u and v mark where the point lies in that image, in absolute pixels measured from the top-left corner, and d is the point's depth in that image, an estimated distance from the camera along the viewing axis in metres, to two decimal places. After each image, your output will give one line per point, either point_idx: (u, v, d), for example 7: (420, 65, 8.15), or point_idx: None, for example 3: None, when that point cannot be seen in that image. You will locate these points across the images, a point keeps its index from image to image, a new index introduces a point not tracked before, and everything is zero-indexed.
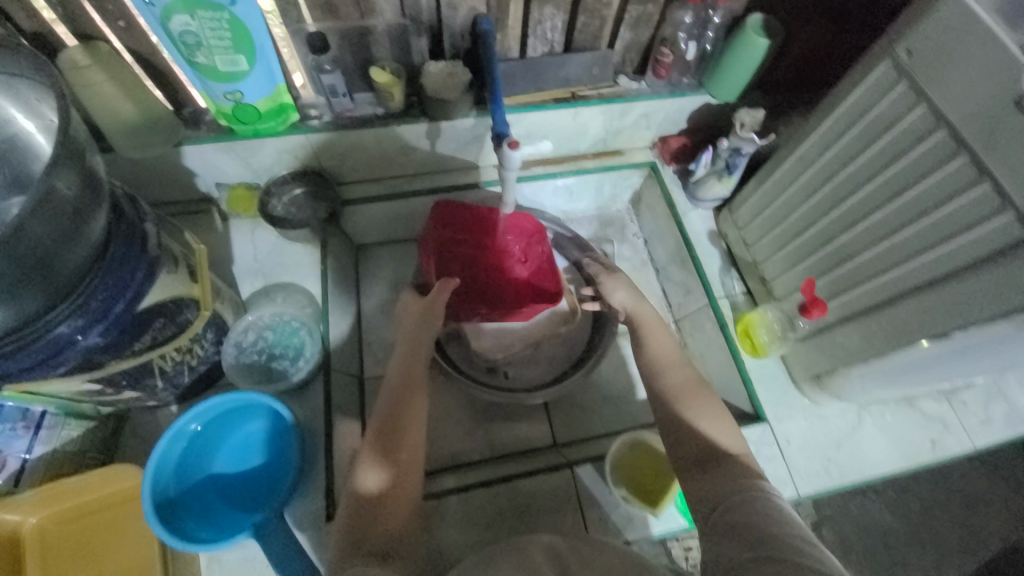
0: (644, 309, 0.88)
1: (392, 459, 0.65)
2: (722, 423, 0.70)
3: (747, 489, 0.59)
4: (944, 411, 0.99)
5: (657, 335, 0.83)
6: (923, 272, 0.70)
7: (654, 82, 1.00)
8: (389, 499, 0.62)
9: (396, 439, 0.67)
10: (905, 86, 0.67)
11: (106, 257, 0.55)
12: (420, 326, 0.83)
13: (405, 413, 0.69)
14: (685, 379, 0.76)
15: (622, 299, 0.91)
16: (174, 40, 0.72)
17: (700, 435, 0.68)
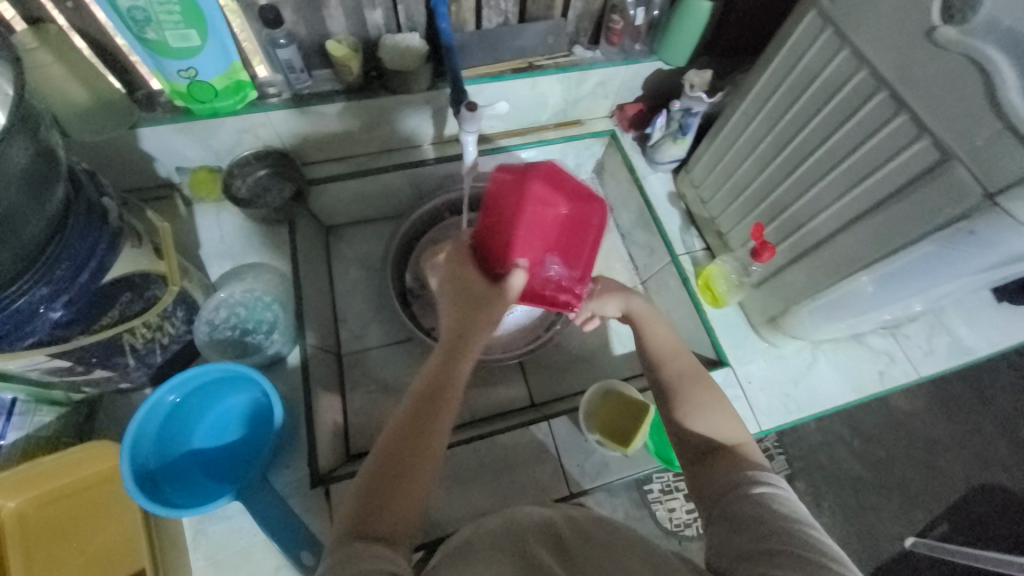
0: (642, 306, 0.81)
1: (413, 450, 0.57)
2: (726, 421, 0.66)
3: (751, 478, 0.56)
4: (890, 345, 1.01)
5: (657, 329, 0.77)
6: (846, 212, 0.72)
7: (608, 49, 1.04)
8: (402, 494, 0.55)
9: (423, 427, 0.59)
10: (830, 32, 0.68)
11: (65, 231, 0.57)
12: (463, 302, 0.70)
13: (442, 399, 0.61)
14: (693, 370, 0.72)
15: (616, 304, 0.82)
16: (123, 17, 0.73)
17: (695, 432, 0.65)
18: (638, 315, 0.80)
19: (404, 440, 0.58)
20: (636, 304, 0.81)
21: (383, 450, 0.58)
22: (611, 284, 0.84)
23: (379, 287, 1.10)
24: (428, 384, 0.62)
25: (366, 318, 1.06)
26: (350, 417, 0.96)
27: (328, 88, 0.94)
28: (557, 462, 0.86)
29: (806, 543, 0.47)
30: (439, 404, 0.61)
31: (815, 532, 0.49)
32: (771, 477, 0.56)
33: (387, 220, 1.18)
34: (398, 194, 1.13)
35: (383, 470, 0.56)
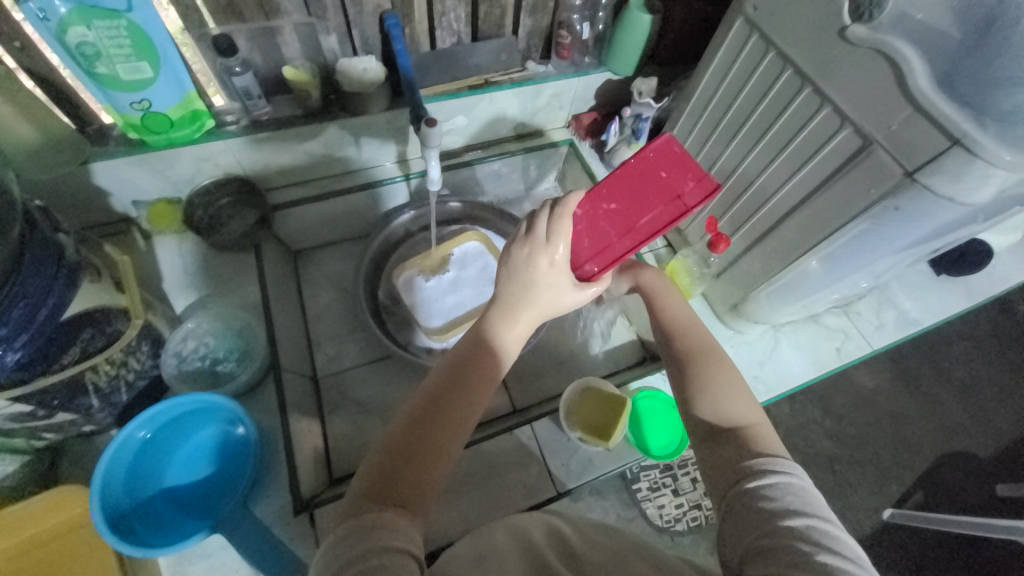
0: (653, 277, 0.81)
1: (424, 443, 0.56)
2: (733, 399, 0.64)
3: (760, 465, 0.53)
4: (844, 323, 1.07)
5: (671, 302, 0.77)
6: (788, 201, 0.77)
7: (559, 63, 1.10)
8: (409, 491, 0.53)
9: (437, 419, 0.57)
10: (756, 37, 0.75)
11: (22, 267, 0.56)
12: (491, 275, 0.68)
13: (465, 383, 0.60)
14: (705, 345, 0.70)
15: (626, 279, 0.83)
16: (71, 52, 0.72)
17: (705, 416, 0.63)
18: (651, 285, 0.80)
19: (416, 433, 0.56)
20: (649, 276, 0.81)
21: (392, 441, 0.56)
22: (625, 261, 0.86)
23: (352, 307, 1.09)
24: (441, 374, 0.61)
25: (341, 339, 1.05)
26: (331, 441, 0.94)
27: (288, 113, 0.94)
28: (543, 463, 0.87)
29: (815, 546, 0.45)
30: (463, 388, 0.60)
31: (828, 530, 0.47)
32: (785, 464, 0.53)
33: (355, 241, 1.18)
34: (366, 213, 1.14)
35: (392, 464, 0.54)
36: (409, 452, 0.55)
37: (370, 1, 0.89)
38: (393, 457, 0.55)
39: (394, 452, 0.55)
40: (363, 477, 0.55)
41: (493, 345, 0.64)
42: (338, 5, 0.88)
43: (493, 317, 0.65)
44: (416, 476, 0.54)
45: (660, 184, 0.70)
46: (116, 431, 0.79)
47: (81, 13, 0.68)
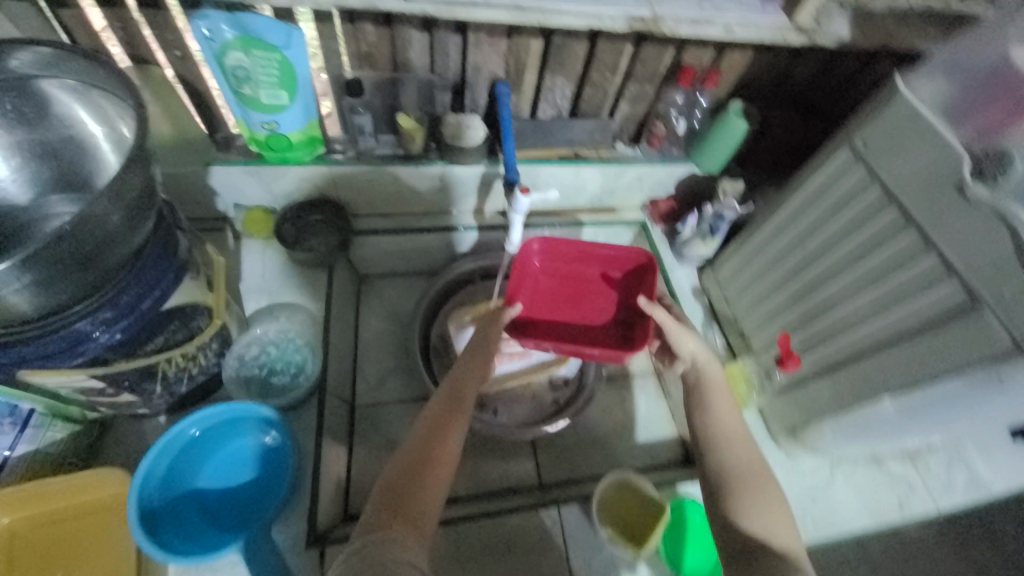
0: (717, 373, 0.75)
1: (426, 470, 0.64)
2: (776, 520, 0.63)
3: None
4: (909, 472, 0.99)
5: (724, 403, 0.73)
6: (875, 337, 0.75)
7: (648, 150, 1.13)
8: (416, 506, 0.61)
9: (435, 452, 0.66)
10: (862, 170, 0.74)
11: (142, 259, 0.61)
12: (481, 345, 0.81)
13: (449, 417, 0.70)
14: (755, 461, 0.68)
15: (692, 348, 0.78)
16: (226, 73, 0.81)
17: (748, 530, 0.62)
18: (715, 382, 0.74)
19: (419, 458, 0.65)
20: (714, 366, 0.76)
21: (401, 463, 0.65)
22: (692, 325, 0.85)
23: (401, 340, 1.11)
24: (438, 414, 0.70)
25: (384, 371, 1.07)
26: (354, 473, 0.93)
27: (389, 153, 1.01)
28: (565, 554, 0.82)
29: None
30: (446, 420, 0.70)
31: None
32: None
33: (417, 276, 1.21)
34: (434, 253, 1.18)
35: (403, 483, 0.63)
36: (415, 472, 0.63)
37: (486, 69, 0.95)
38: (401, 477, 0.63)
39: (402, 474, 0.64)
40: (379, 491, 0.63)
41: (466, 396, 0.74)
42: (459, 68, 0.95)
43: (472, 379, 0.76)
44: (423, 493, 0.62)
45: (620, 276, 0.98)
46: (163, 418, 0.82)
47: (243, 42, 0.77)
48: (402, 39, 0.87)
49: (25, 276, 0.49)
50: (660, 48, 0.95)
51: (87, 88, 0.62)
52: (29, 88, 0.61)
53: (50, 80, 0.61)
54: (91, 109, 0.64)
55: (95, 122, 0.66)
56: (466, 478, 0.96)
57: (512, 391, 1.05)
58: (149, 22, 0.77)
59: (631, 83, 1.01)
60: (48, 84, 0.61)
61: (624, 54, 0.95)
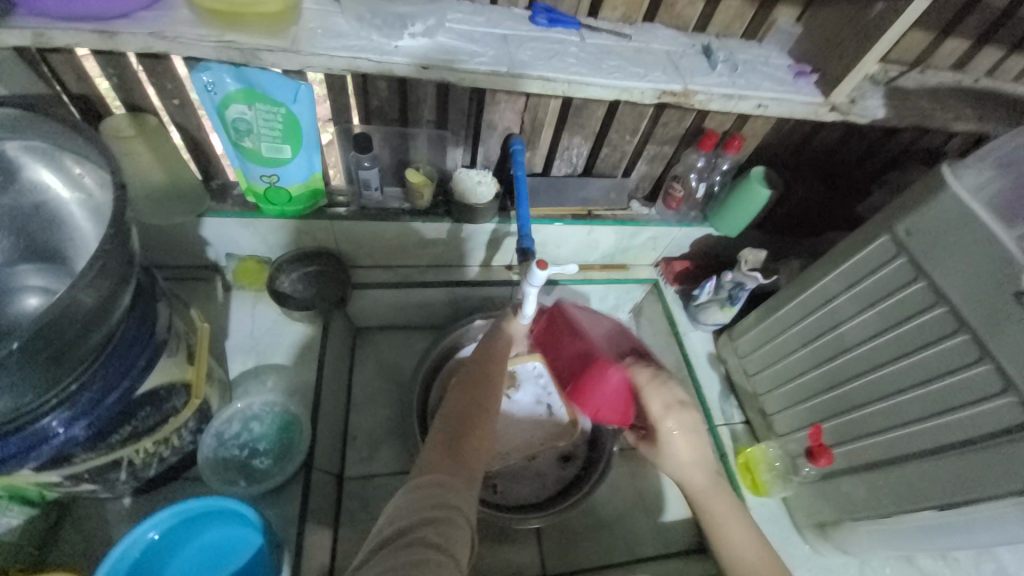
0: (714, 493, 0.70)
1: (472, 429, 0.64)
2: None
3: None
4: (942, 570, 0.91)
5: (734, 528, 0.68)
6: (926, 439, 0.69)
7: (664, 211, 1.07)
8: (470, 452, 0.61)
9: (474, 414, 0.66)
10: (904, 260, 0.70)
11: (113, 343, 0.54)
12: (490, 357, 0.76)
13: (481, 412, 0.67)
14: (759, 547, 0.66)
15: (682, 458, 0.71)
16: (226, 124, 0.76)
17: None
18: (710, 504, 0.69)
19: (461, 415, 0.66)
20: (707, 481, 0.70)
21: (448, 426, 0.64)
22: (691, 429, 0.72)
23: (396, 404, 1.03)
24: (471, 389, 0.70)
25: (378, 438, 0.98)
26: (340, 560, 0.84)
27: (395, 206, 0.95)
28: None
29: None
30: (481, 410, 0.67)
31: None
32: None
33: (417, 331, 1.14)
34: (436, 308, 1.11)
35: (454, 435, 0.63)
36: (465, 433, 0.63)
37: (501, 126, 0.91)
38: (447, 434, 0.63)
39: (450, 427, 0.64)
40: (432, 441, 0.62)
41: (495, 390, 0.71)
42: (474, 125, 0.90)
43: (494, 374, 0.73)
44: (475, 446, 0.63)
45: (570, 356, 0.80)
46: (128, 500, 0.75)
47: (246, 94, 0.72)
48: (417, 95, 0.83)
49: None
50: (685, 113, 0.90)
51: (50, 147, 0.57)
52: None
53: (13, 141, 0.56)
54: (58, 172, 0.59)
55: (61, 186, 0.60)
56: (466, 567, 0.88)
57: (518, 468, 0.98)
58: (145, 70, 0.72)
59: (650, 145, 0.97)
60: (12, 146, 0.56)
61: (646, 118, 0.91)
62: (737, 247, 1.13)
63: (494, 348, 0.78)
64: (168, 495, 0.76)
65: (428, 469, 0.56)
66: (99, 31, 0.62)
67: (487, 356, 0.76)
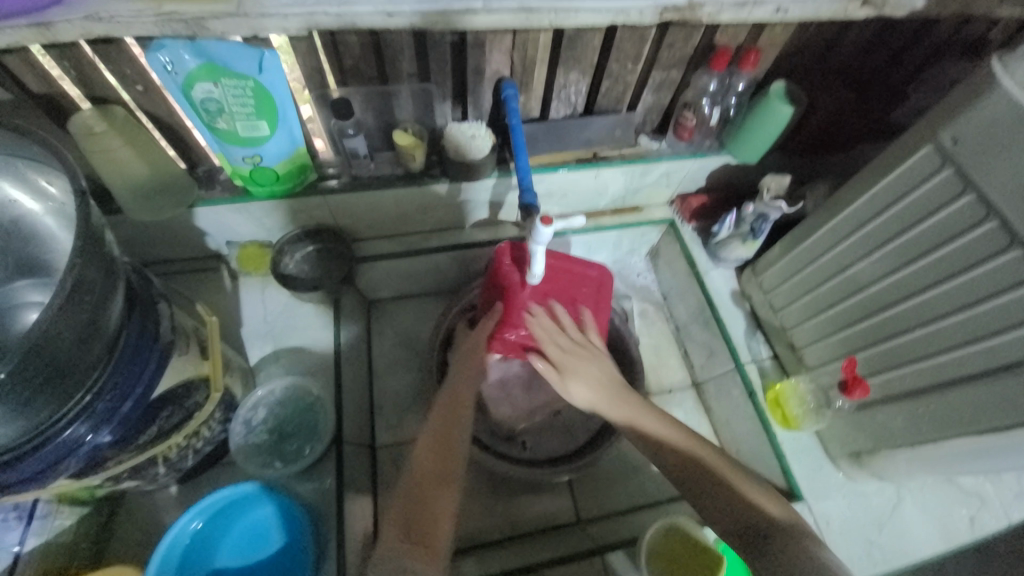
0: (614, 410, 0.72)
1: (430, 506, 0.63)
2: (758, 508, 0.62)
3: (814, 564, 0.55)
4: (981, 485, 0.91)
5: (643, 433, 0.70)
6: (975, 362, 0.65)
7: (676, 142, 0.99)
8: (429, 536, 0.60)
9: (434, 488, 0.65)
10: (950, 172, 0.63)
11: (119, 351, 0.54)
12: (451, 406, 0.74)
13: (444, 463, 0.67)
14: (683, 443, 0.68)
15: (585, 394, 0.74)
16: (195, 106, 0.71)
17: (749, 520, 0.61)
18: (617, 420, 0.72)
19: (422, 496, 0.64)
20: (608, 401, 0.73)
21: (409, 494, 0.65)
22: (580, 362, 0.77)
23: (418, 372, 1.03)
24: (435, 454, 0.68)
25: (404, 407, 1.00)
26: None
27: (388, 172, 0.90)
28: None
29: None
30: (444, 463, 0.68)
31: None
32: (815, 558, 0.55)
33: (430, 297, 1.12)
34: (446, 272, 1.08)
35: (411, 519, 0.62)
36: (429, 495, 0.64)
37: (489, 69, 0.82)
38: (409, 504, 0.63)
39: (405, 512, 0.63)
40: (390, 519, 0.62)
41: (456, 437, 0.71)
42: (459, 72, 0.82)
43: (453, 416, 0.73)
44: (436, 527, 0.61)
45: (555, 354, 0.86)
46: (175, 488, 0.80)
47: (208, 71, 0.67)
48: (392, 47, 0.75)
49: None
50: (692, 28, 0.80)
51: (8, 157, 0.55)
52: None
53: None
54: (19, 184, 0.57)
55: (26, 198, 0.58)
56: (502, 521, 0.91)
57: (546, 423, 0.99)
58: (100, 57, 0.67)
59: (655, 72, 0.87)
60: None
61: (649, 40, 0.81)
62: (758, 174, 1.05)
63: (450, 405, 0.75)
64: (210, 480, 0.81)
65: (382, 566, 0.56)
66: (35, 24, 0.59)
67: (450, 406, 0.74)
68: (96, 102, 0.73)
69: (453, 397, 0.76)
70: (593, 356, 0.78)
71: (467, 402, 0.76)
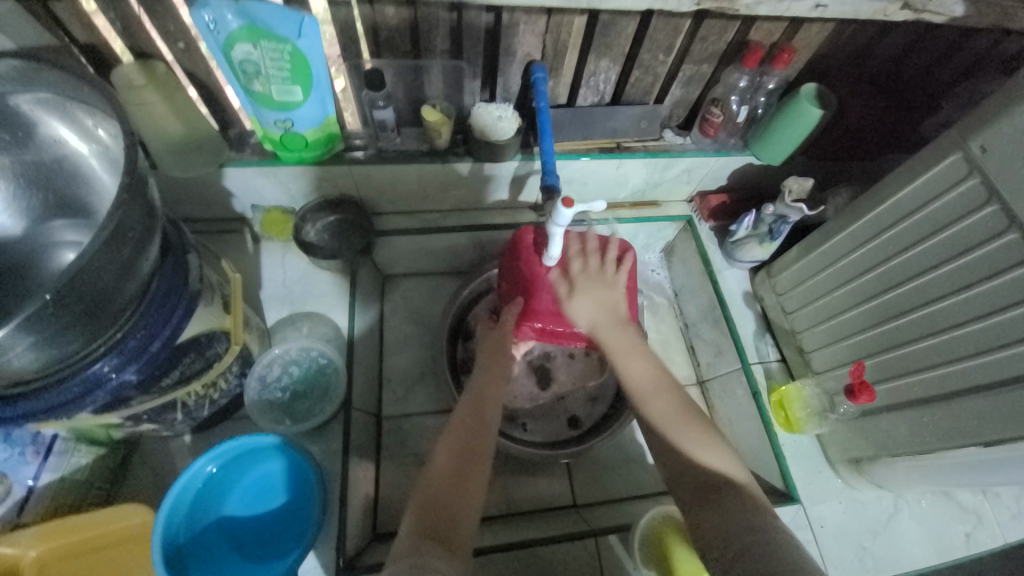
0: (611, 333, 0.77)
1: (453, 503, 0.61)
2: (708, 456, 0.64)
3: (757, 524, 0.55)
4: (979, 503, 0.91)
5: (632, 365, 0.74)
6: (985, 373, 0.65)
7: (700, 139, 0.98)
8: (451, 533, 0.57)
9: (457, 490, 0.62)
10: (976, 182, 0.63)
11: (150, 294, 0.57)
12: (475, 408, 0.72)
13: (470, 470, 0.64)
14: (670, 408, 0.70)
15: (586, 312, 0.79)
16: (234, 67, 0.72)
17: (704, 469, 0.63)
18: (611, 344, 0.77)
19: (443, 495, 0.61)
20: (607, 322, 0.78)
21: (435, 491, 0.62)
22: (592, 283, 0.81)
23: (428, 348, 1.05)
24: (458, 454, 0.65)
25: (411, 381, 1.02)
26: (381, 491, 0.91)
27: (414, 147, 0.91)
28: None
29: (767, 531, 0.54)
30: (471, 466, 0.65)
31: None
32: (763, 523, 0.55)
33: (444, 277, 1.13)
34: (463, 253, 1.09)
35: (434, 513, 0.59)
36: (454, 493, 0.62)
37: (521, 51, 0.83)
38: (437, 493, 0.61)
39: (426, 507, 0.60)
40: (413, 513, 0.60)
41: (483, 442, 0.68)
42: (491, 52, 0.83)
43: (479, 418, 0.71)
44: (457, 524, 0.59)
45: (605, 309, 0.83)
46: (188, 437, 0.83)
47: (250, 32, 0.68)
48: (427, 21, 0.76)
49: (29, 335, 0.45)
50: (728, 23, 0.80)
51: (62, 99, 0.59)
52: (7, 111, 0.58)
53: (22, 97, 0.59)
54: (69, 125, 0.61)
55: (76, 140, 0.62)
56: (500, 498, 0.93)
57: (549, 407, 1.00)
58: (146, 11, 0.69)
59: (686, 65, 0.87)
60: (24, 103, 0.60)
61: (683, 32, 0.81)
62: (781, 177, 1.04)
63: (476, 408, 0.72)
64: (222, 433, 0.84)
65: (403, 560, 0.52)
66: None
67: (472, 412, 0.71)
68: (138, 57, 0.75)
69: (476, 398, 0.74)
70: (609, 285, 0.81)
71: (492, 404, 0.73)
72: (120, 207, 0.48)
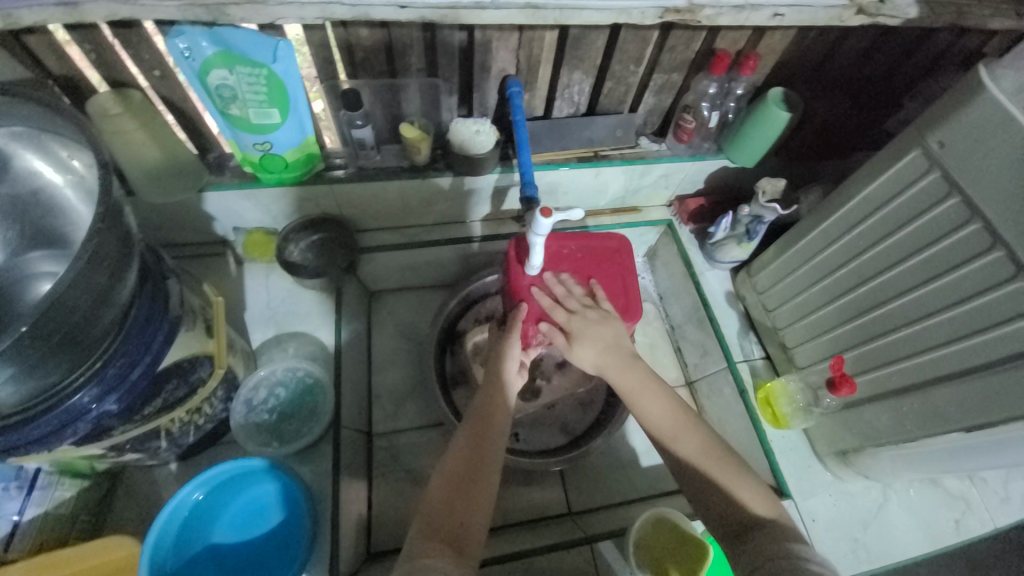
0: (618, 375, 0.75)
1: (460, 513, 0.61)
2: (742, 491, 0.66)
3: (792, 556, 0.57)
4: (966, 489, 0.92)
5: (653, 399, 0.74)
6: (959, 360, 0.67)
7: (675, 145, 1.00)
8: (456, 544, 0.58)
9: (461, 503, 0.62)
10: (936, 176, 0.65)
11: (130, 321, 0.57)
12: (480, 419, 0.71)
13: (471, 483, 0.64)
14: (700, 444, 0.70)
15: (590, 357, 0.77)
16: (210, 93, 0.73)
17: (738, 506, 0.65)
18: (623, 386, 0.75)
19: (445, 510, 0.61)
20: (617, 359, 0.76)
21: (439, 506, 0.62)
22: (591, 327, 0.77)
23: (417, 363, 1.05)
24: (460, 470, 0.65)
25: (401, 396, 1.01)
26: (374, 510, 0.90)
27: (394, 164, 0.91)
28: None
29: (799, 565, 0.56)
30: (476, 482, 0.64)
31: None
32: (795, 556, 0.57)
33: (431, 290, 1.14)
34: (448, 266, 1.09)
35: (443, 527, 0.59)
36: (462, 509, 0.62)
37: (495, 66, 0.84)
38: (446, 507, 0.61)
39: (427, 522, 0.60)
40: (419, 529, 0.60)
41: (488, 453, 0.67)
42: (466, 68, 0.85)
43: (487, 430, 0.70)
44: (466, 533, 0.60)
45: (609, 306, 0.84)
46: (174, 465, 0.82)
47: (224, 58, 0.70)
48: (401, 41, 0.78)
49: (7, 367, 0.45)
50: (694, 32, 0.83)
51: (36, 130, 0.59)
52: None
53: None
54: (45, 156, 0.62)
55: (50, 170, 0.62)
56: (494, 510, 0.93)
57: (540, 416, 1.01)
58: (120, 41, 0.69)
59: (656, 74, 0.90)
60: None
61: (651, 43, 0.83)
62: (755, 178, 1.07)
63: (480, 417, 0.71)
64: (209, 459, 0.83)
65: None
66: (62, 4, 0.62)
67: (476, 423, 0.70)
68: (113, 86, 0.75)
69: (486, 408, 0.72)
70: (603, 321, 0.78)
71: (502, 414, 0.72)
72: (97, 236, 0.47)
